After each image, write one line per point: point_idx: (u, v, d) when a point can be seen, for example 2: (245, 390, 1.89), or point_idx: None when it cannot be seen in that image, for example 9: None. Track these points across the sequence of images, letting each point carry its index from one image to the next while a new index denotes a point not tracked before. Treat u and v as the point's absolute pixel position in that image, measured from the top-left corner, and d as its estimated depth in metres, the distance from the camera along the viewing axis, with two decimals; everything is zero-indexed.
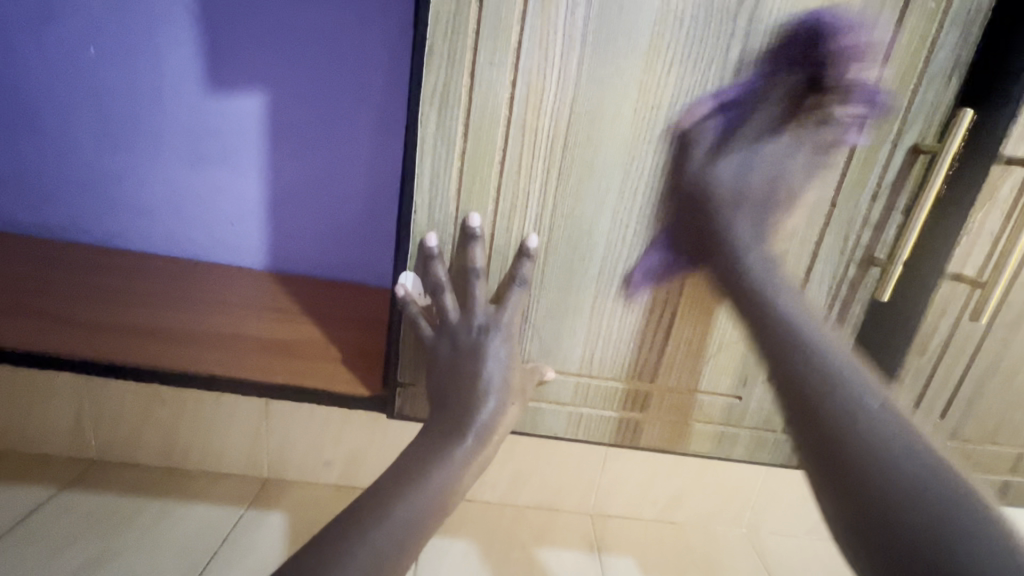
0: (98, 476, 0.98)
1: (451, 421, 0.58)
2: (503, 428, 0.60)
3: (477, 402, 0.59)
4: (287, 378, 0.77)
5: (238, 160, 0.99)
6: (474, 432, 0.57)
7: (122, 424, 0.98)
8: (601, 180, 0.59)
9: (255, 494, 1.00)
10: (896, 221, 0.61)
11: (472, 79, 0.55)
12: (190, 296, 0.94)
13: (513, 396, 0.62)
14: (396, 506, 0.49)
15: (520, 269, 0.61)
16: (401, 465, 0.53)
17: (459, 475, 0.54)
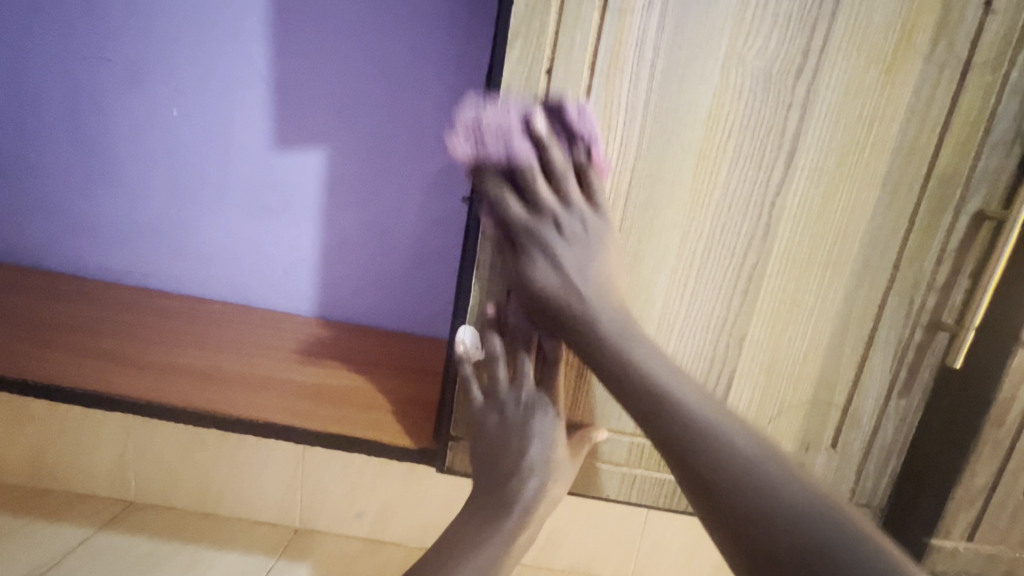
0: (137, 518, 0.99)
1: (498, 498, 0.62)
2: (546, 501, 0.64)
3: (519, 481, 0.62)
4: (335, 426, 0.77)
5: (297, 212, 1.04)
6: (517, 512, 0.62)
7: (164, 467, 0.99)
8: (658, 241, 0.60)
9: (286, 544, 0.99)
10: (964, 285, 0.60)
11: (537, 146, 0.59)
12: (245, 342, 0.97)
13: (558, 469, 0.64)
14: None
15: None
16: (447, 541, 0.61)
17: (500, 551, 0.61)
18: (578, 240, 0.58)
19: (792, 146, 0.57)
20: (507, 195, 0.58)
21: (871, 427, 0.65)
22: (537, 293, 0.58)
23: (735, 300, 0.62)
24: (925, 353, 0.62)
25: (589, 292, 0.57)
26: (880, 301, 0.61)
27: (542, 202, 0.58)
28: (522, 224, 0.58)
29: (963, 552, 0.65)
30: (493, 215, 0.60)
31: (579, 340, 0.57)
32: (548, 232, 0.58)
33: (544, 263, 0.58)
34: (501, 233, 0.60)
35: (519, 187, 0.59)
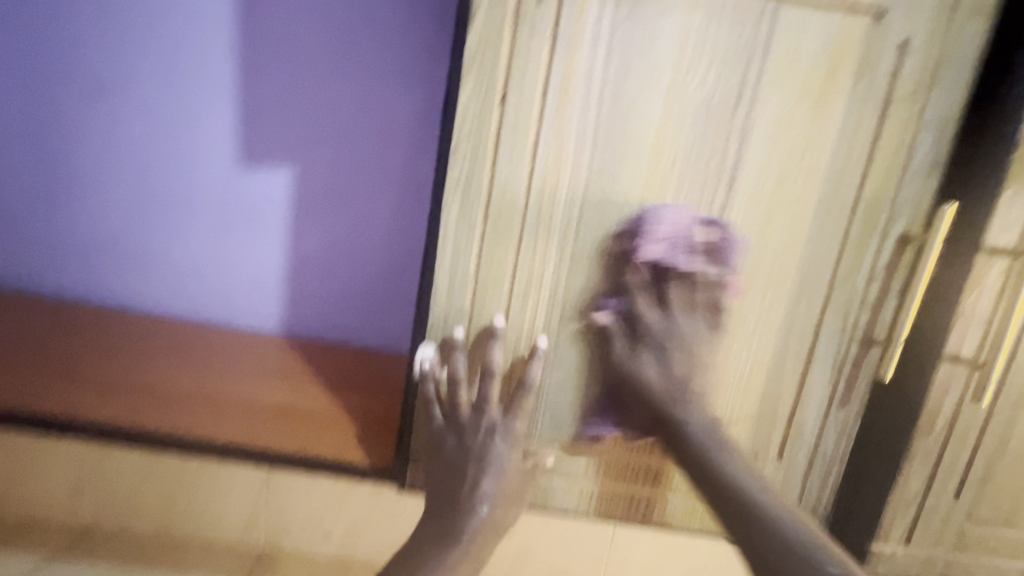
0: (98, 546, 0.98)
1: (443, 527, 0.59)
2: (494, 535, 0.60)
3: (467, 510, 0.59)
4: (298, 447, 0.78)
5: (263, 230, 1.04)
6: (464, 542, 0.58)
7: (123, 491, 0.97)
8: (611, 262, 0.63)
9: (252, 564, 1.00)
10: (892, 303, 0.64)
11: (492, 171, 0.61)
12: (207, 361, 0.96)
13: (509, 500, 0.62)
14: None
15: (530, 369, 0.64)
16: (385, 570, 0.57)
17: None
18: (685, 344, 0.63)
19: (733, 172, 0.61)
20: (641, 288, 0.64)
21: (815, 438, 0.68)
22: (637, 382, 0.64)
23: (683, 317, 0.65)
24: (861, 366, 0.66)
25: (686, 396, 0.63)
26: (818, 318, 0.65)
27: (671, 306, 0.63)
28: (656, 329, 0.63)
29: (901, 554, 0.69)
30: (625, 318, 0.64)
31: (668, 433, 0.61)
32: (674, 339, 0.63)
33: (656, 369, 0.63)
34: (632, 336, 0.64)
35: (659, 288, 0.63)
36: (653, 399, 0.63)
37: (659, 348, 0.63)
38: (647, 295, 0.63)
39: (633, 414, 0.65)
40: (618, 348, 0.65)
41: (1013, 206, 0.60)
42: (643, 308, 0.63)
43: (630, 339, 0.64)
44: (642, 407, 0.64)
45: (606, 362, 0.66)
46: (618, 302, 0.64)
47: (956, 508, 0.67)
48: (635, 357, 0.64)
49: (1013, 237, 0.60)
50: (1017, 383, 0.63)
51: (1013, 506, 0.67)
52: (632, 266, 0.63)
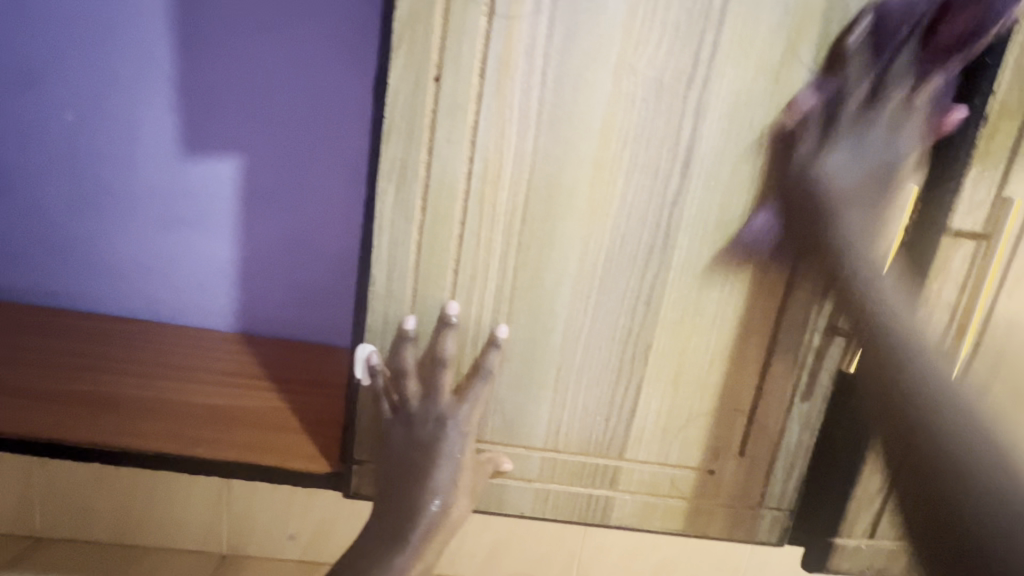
0: (43, 556, 0.91)
1: (395, 523, 0.58)
2: (446, 530, 0.60)
3: (420, 505, 0.58)
4: (240, 454, 0.73)
5: (211, 223, 0.98)
6: (416, 537, 0.58)
7: (74, 496, 0.92)
8: (561, 252, 0.59)
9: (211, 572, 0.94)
10: None
11: (429, 156, 0.56)
12: (151, 363, 0.90)
13: (461, 494, 0.60)
14: None
15: (486, 360, 0.61)
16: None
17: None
18: (853, 158, 0.57)
19: (690, 154, 0.57)
20: (862, 85, 0.56)
21: (778, 432, 0.65)
22: (809, 177, 0.58)
23: (640, 309, 0.61)
24: (823, 357, 0.63)
25: (863, 242, 0.58)
26: (779, 308, 0.62)
27: (875, 116, 0.56)
28: (832, 168, 0.57)
29: (866, 549, 0.66)
30: (790, 133, 0.57)
31: (834, 265, 0.58)
32: (853, 163, 0.57)
33: (835, 193, 0.57)
34: (790, 152, 0.58)
35: (846, 121, 0.57)
36: (827, 213, 0.57)
37: (829, 207, 0.57)
38: (842, 114, 0.57)
39: (798, 209, 0.59)
40: (814, 143, 0.57)
41: (981, 184, 0.56)
42: (846, 133, 0.57)
43: (821, 132, 0.57)
44: (813, 225, 0.58)
45: (722, 189, 0.58)
46: (815, 95, 0.56)
47: None
48: (807, 125, 0.57)
49: (982, 217, 0.57)
50: (981, 371, 0.61)
51: None
52: (877, 11, 0.54)
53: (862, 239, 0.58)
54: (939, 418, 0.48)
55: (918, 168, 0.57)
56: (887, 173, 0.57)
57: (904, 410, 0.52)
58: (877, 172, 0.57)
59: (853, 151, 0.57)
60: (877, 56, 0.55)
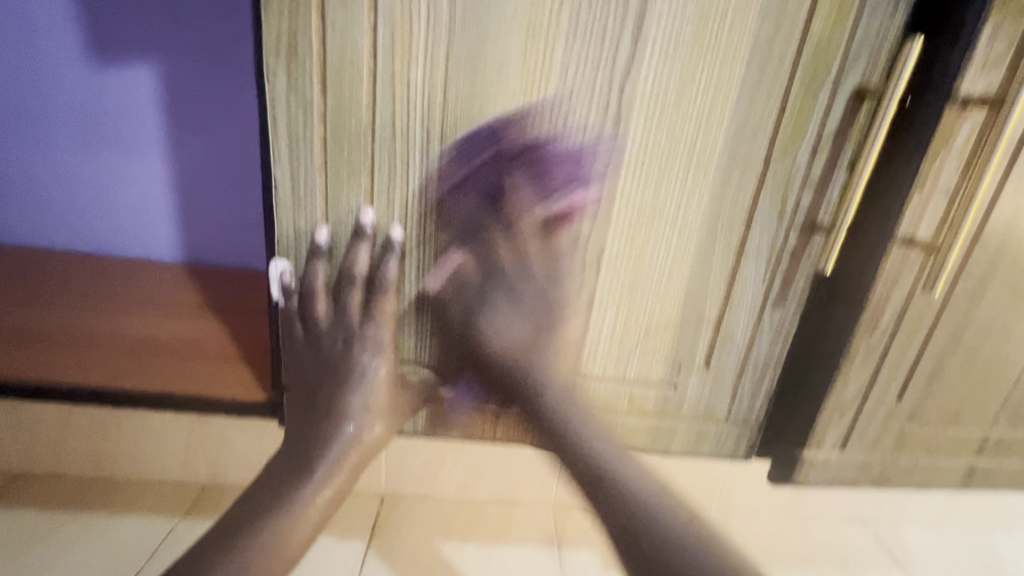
0: (19, 490, 0.86)
1: (303, 455, 0.57)
2: (361, 453, 0.59)
3: (332, 430, 0.57)
4: (176, 385, 0.68)
5: (137, 141, 0.89)
6: (327, 459, 0.57)
7: (41, 430, 0.86)
8: (493, 144, 0.50)
9: (192, 502, 0.88)
10: (840, 180, 0.53)
11: (322, 25, 0.46)
12: (82, 296, 0.84)
13: (376, 418, 0.58)
14: (247, 542, 0.54)
15: (395, 270, 0.54)
16: (255, 498, 0.57)
17: (302, 508, 0.57)
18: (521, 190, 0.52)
19: (640, 12, 0.46)
20: (519, 169, 0.51)
21: (746, 342, 0.59)
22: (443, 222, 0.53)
23: (590, 208, 0.53)
24: (801, 258, 0.55)
25: (568, 400, 0.60)
26: (752, 202, 0.54)
27: (539, 175, 0.51)
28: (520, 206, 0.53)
29: (837, 462, 0.62)
30: (485, 189, 0.52)
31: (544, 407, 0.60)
32: (515, 309, 0.56)
33: (523, 285, 0.55)
34: (550, 234, 0.54)
35: (484, 181, 0.52)
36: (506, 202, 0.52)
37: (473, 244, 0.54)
38: (515, 166, 0.51)
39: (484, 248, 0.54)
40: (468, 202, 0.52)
41: (1000, 36, 0.46)
42: (522, 180, 0.52)
43: (479, 199, 0.52)
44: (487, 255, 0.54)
45: (681, 57, 0.48)
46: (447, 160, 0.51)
47: (900, 410, 0.60)
48: (446, 204, 0.52)
49: (996, 78, 0.47)
50: (978, 268, 0.54)
51: (962, 402, 0.61)
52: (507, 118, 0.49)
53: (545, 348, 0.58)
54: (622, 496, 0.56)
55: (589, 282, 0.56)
56: (529, 264, 0.55)
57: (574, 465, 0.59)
58: (517, 262, 0.55)
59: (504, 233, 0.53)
60: (518, 149, 0.51)
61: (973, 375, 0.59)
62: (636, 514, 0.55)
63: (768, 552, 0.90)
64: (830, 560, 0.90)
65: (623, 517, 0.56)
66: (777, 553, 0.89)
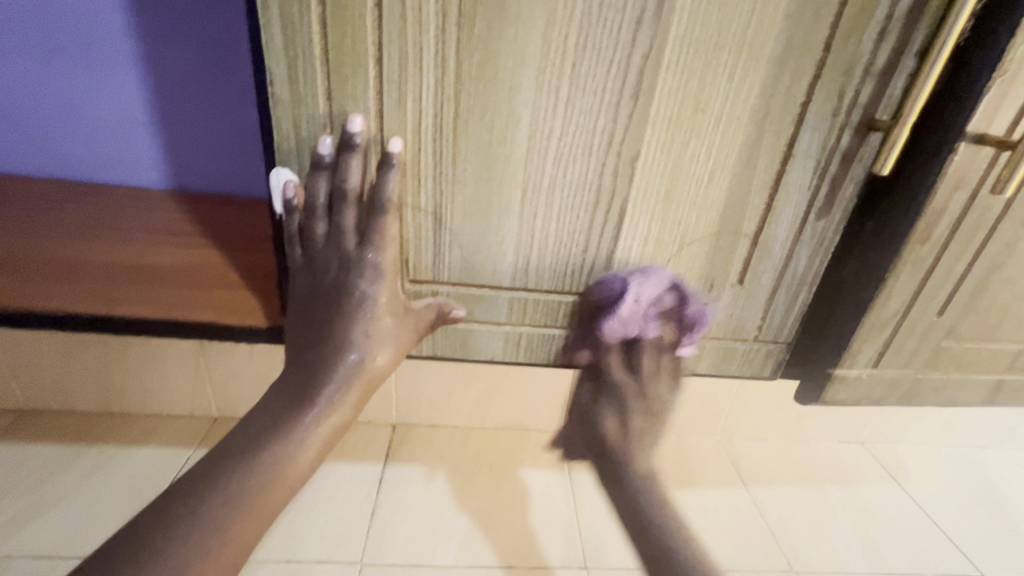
0: (30, 425, 0.85)
1: (299, 385, 0.48)
2: (368, 385, 0.51)
3: (332, 360, 0.49)
4: (177, 312, 0.64)
5: (105, 50, 0.79)
6: (330, 388, 0.49)
7: (43, 366, 0.84)
8: (518, 27, 0.44)
9: (205, 432, 0.87)
10: (907, 69, 0.47)
11: None
12: (67, 224, 0.78)
13: (383, 346, 0.51)
14: (223, 481, 0.43)
15: (385, 183, 0.48)
16: (236, 436, 0.46)
17: (296, 444, 0.46)
18: (354, 197, 0.48)
19: None
20: (331, 166, 0.48)
21: (785, 255, 0.56)
22: (313, 212, 0.49)
23: (625, 106, 0.47)
24: (852, 161, 0.51)
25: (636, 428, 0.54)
26: (806, 96, 0.48)
27: (352, 180, 0.47)
28: (344, 204, 0.48)
29: (867, 380, 0.61)
30: (333, 186, 0.48)
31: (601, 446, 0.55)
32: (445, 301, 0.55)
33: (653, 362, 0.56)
34: (586, 139, 0.49)
35: (317, 177, 0.48)
36: (335, 199, 0.48)
37: (329, 239, 0.50)
38: (337, 162, 0.47)
39: (327, 236, 0.50)
40: (312, 193, 0.48)
41: None
42: (347, 178, 0.47)
43: (329, 195, 0.49)
44: (333, 246, 0.50)
45: None
46: (311, 171, 0.48)
47: (938, 325, 0.58)
48: (317, 197, 0.48)
49: None
50: None
51: (1002, 316, 0.59)
52: (345, 152, 0.47)
53: (497, 334, 0.59)
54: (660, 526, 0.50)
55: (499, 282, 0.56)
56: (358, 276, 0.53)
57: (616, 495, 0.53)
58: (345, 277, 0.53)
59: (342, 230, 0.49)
60: (335, 159, 0.47)
61: (1018, 287, 0.57)
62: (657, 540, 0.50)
63: (773, 469, 0.91)
64: (830, 476, 0.91)
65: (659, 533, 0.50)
66: (781, 470, 0.91)
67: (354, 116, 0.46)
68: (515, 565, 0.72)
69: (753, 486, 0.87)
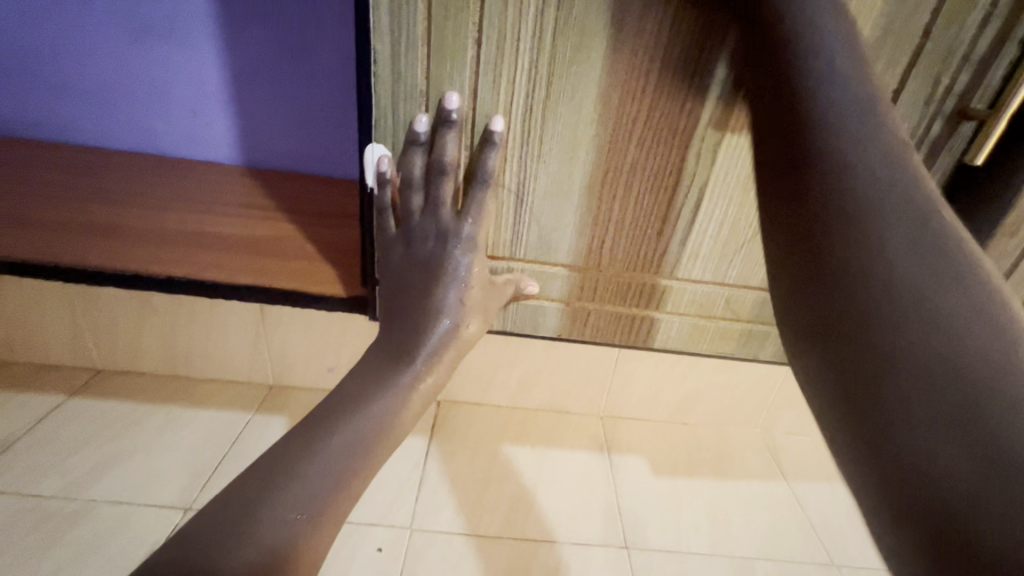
0: (105, 385, 0.89)
1: (399, 346, 0.51)
2: (458, 351, 0.54)
3: (428, 325, 0.52)
4: (258, 278, 0.68)
5: (187, 28, 0.83)
6: (425, 352, 0.51)
7: (116, 328, 0.88)
8: (616, 9, 0.45)
9: (263, 398, 0.90)
10: (1009, 56, 0.46)
11: None
12: (150, 195, 0.83)
13: (472, 315, 0.54)
14: (333, 435, 0.44)
15: (486, 160, 0.50)
16: (342, 393, 0.48)
17: (399, 401, 0.49)
18: (449, 170, 0.50)
19: None
20: (424, 143, 0.50)
21: None
22: (410, 184, 0.51)
23: (714, 91, 0.48)
24: (941, 150, 0.50)
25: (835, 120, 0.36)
26: (899, 84, 0.48)
27: (446, 154, 0.49)
28: (439, 178, 0.50)
29: None
30: (429, 161, 0.50)
31: (827, 231, 0.33)
32: (533, 273, 0.58)
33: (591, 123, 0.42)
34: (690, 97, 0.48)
35: (412, 153, 0.50)
36: (432, 172, 0.50)
37: (424, 210, 0.52)
38: (433, 139, 0.50)
39: (422, 207, 0.52)
40: (408, 166, 0.50)
41: None
42: (442, 152, 0.49)
43: (424, 170, 0.51)
44: (429, 215, 0.52)
45: None
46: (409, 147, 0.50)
47: None
48: (412, 171, 0.51)
49: None
50: None
51: None
52: (440, 127, 0.49)
53: (567, 310, 0.61)
54: (980, 385, 0.25)
55: (574, 261, 0.57)
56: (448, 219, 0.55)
57: (860, 314, 0.30)
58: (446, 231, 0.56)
59: (438, 201, 0.51)
60: (431, 136, 0.50)
61: None
62: (925, 373, 0.27)
63: (815, 465, 0.90)
64: None
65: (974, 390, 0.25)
66: (824, 467, 0.90)
67: (448, 95, 0.48)
68: (559, 541, 0.74)
69: (795, 480, 0.87)
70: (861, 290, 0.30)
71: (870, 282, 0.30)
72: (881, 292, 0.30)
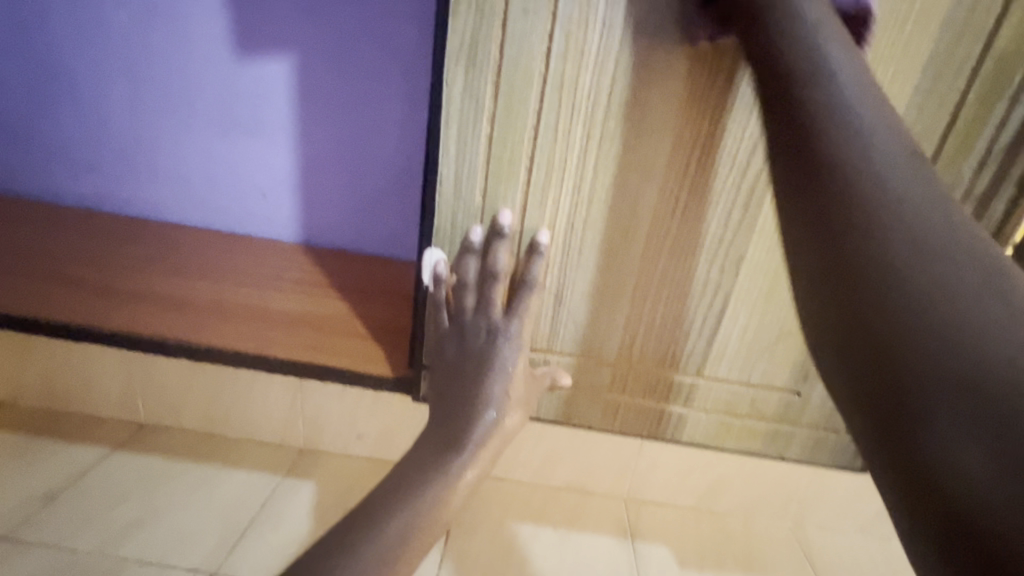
0: (145, 441, 0.89)
1: (449, 436, 0.52)
2: (501, 442, 0.55)
3: (474, 416, 0.54)
4: (313, 355, 0.75)
5: (269, 127, 0.96)
6: (473, 443, 0.52)
7: (160, 386, 0.88)
8: (649, 147, 0.53)
9: (294, 461, 0.90)
10: (1006, 195, 0.53)
11: (504, 36, 0.50)
12: (218, 270, 0.92)
13: (515, 406, 0.56)
14: (387, 522, 0.45)
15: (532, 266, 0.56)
16: (394, 481, 0.49)
17: (447, 492, 0.49)
18: (499, 275, 0.56)
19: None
20: (477, 251, 0.57)
21: None
22: (463, 285, 0.57)
23: (736, 214, 0.54)
24: None
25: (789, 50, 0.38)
26: None
27: (497, 260, 0.56)
28: (491, 282, 0.56)
29: None
30: (482, 267, 0.57)
31: (816, 202, 0.32)
32: (568, 367, 0.63)
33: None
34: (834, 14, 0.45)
35: (466, 260, 0.57)
36: (485, 277, 0.56)
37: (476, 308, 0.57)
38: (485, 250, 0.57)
39: (474, 305, 0.57)
40: (463, 270, 0.57)
41: None
42: (493, 259, 0.56)
43: (478, 273, 0.57)
44: (480, 312, 0.56)
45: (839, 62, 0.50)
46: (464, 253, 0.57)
47: None
48: (466, 274, 0.57)
49: None
50: None
51: None
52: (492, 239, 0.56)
53: (596, 400, 0.64)
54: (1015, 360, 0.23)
55: (605, 356, 0.62)
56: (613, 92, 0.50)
57: (873, 322, 0.27)
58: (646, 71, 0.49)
59: (488, 302, 0.56)
60: (484, 246, 0.57)
61: None
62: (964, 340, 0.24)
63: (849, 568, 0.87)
64: None
65: (971, 352, 0.24)
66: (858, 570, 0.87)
67: (500, 216, 0.55)
68: None
69: None
70: (879, 267, 0.28)
71: (862, 242, 0.29)
72: (934, 306, 0.25)
